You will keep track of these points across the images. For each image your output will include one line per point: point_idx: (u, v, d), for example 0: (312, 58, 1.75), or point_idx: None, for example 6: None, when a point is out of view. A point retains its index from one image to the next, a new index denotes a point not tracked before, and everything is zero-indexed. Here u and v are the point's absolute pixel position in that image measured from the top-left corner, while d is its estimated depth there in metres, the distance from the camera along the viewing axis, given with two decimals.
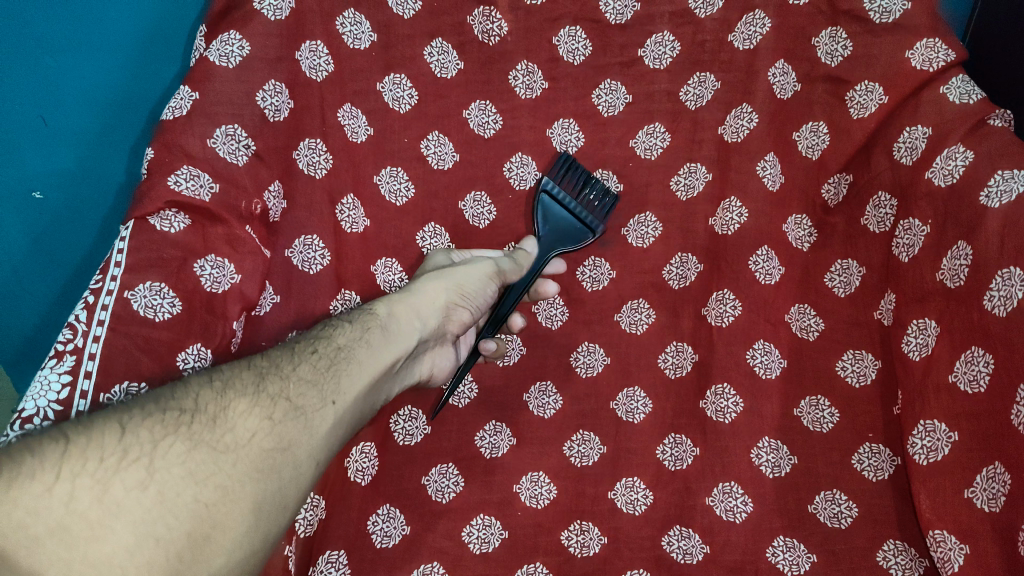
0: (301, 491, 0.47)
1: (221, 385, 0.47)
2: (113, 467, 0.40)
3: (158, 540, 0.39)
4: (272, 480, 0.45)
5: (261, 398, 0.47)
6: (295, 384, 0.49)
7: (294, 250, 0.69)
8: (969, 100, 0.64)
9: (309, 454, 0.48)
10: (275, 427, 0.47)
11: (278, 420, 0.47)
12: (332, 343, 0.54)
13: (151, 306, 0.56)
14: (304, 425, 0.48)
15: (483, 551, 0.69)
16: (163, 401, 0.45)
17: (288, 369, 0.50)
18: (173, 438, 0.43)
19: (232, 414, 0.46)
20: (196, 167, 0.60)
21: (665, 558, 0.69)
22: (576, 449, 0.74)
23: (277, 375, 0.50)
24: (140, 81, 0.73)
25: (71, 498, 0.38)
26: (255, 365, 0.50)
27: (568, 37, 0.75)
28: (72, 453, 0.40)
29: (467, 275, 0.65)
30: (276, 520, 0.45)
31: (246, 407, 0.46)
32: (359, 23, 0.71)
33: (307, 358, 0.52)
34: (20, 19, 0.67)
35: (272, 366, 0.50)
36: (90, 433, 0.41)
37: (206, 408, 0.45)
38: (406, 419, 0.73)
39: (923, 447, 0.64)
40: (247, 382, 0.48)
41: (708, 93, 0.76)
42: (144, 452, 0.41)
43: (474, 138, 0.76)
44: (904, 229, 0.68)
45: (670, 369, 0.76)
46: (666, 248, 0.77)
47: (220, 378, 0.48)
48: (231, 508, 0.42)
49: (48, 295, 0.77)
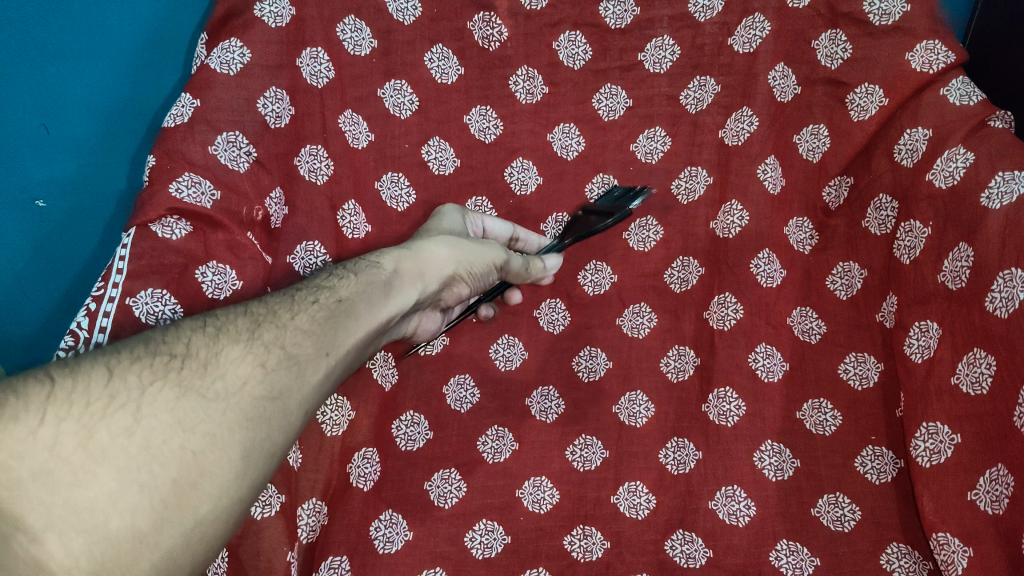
0: (292, 436, 0.47)
1: (214, 331, 0.47)
2: (99, 413, 0.40)
3: (142, 488, 0.39)
4: (261, 427, 0.44)
5: (255, 345, 0.47)
6: (292, 333, 0.49)
7: (296, 256, 0.67)
8: (969, 101, 0.65)
9: (301, 403, 0.47)
10: (267, 375, 0.46)
11: (271, 368, 0.46)
12: (336, 294, 0.53)
13: (151, 313, 0.56)
14: (298, 374, 0.47)
15: (485, 557, 0.69)
16: (153, 346, 0.45)
17: (287, 317, 0.50)
18: (162, 384, 0.43)
19: (223, 361, 0.45)
20: (198, 174, 0.60)
21: (669, 562, 0.68)
22: (577, 453, 0.74)
23: (274, 323, 0.49)
24: (142, 89, 0.74)
25: (53, 443, 0.38)
26: (252, 311, 0.49)
27: (568, 42, 0.76)
28: (58, 396, 0.40)
29: (479, 252, 0.65)
30: (267, 465, 0.45)
31: (239, 353, 0.46)
32: (358, 30, 0.71)
33: (307, 308, 0.51)
34: (13, 29, 0.68)
35: (270, 313, 0.50)
36: (77, 377, 0.41)
37: (197, 354, 0.45)
38: (408, 425, 0.74)
39: (926, 449, 0.64)
40: (242, 328, 0.48)
41: (709, 96, 0.76)
42: (131, 399, 0.41)
43: (475, 143, 0.77)
44: (904, 231, 0.68)
45: (672, 373, 0.76)
46: (667, 252, 0.78)
47: (215, 323, 0.48)
48: (219, 456, 0.42)
49: (47, 303, 0.74)
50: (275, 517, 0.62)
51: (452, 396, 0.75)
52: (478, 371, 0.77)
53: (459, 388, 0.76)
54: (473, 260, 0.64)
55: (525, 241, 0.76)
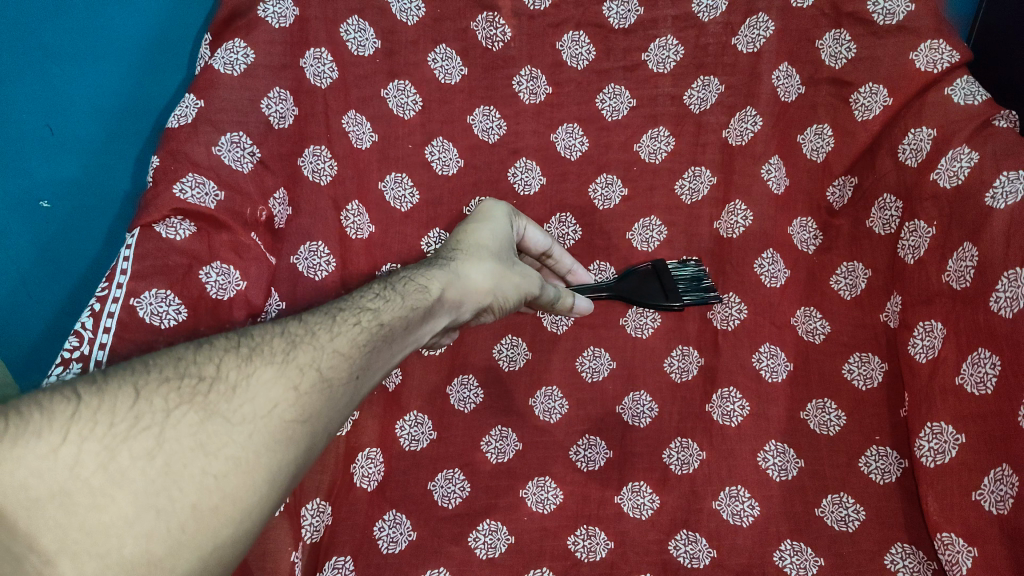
0: (313, 460, 0.46)
1: (247, 351, 0.46)
2: (122, 434, 0.39)
3: (159, 512, 0.38)
4: (287, 453, 0.43)
5: (288, 367, 0.46)
6: (327, 356, 0.48)
7: (299, 257, 0.67)
8: (973, 101, 0.64)
9: (327, 427, 0.46)
10: (299, 398, 0.45)
11: (303, 391, 0.45)
12: (376, 318, 0.52)
13: (156, 313, 0.56)
14: (329, 399, 0.46)
15: (489, 556, 0.69)
16: (183, 366, 0.44)
17: (324, 339, 0.49)
18: (188, 407, 0.42)
19: (253, 382, 0.44)
20: (201, 174, 0.60)
21: (673, 563, 0.69)
22: (581, 453, 0.74)
23: (310, 345, 0.48)
24: (146, 88, 0.73)
25: (74, 463, 0.38)
26: (288, 332, 0.49)
27: (572, 42, 0.76)
28: (82, 415, 0.39)
29: (515, 282, 0.64)
30: (287, 490, 0.44)
31: (270, 375, 0.45)
32: (362, 30, 0.71)
33: (345, 332, 0.50)
34: (14, 33, 0.68)
35: (307, 334, 0.49)
36: (104, 396, 0.41)
37: (227, 376, 0.44)
38: (412, 425, 0.74)
39: (930, 450, 0.64)
40: (277, 349, 0.47)
41: (713, 96, 0.76)
42: (155, 421, 0.40)
43: (478, 143, 0.76)
44: (909, 231, 0.68)
45: (676, 373, 0.76)
46: (670, 252, 0.78)
47: (248, 343, 0.47)
48: (243, 479, 0.41)
49: (53, 303, 0.73)
50: (281, 516, 0.63)
51: (455, 397, 0.75)
52: (482, 371, 0.76)
53: (462, 388, 0.76)
54: (508, 288, 0.63)
55: (557, 261, 0.75)
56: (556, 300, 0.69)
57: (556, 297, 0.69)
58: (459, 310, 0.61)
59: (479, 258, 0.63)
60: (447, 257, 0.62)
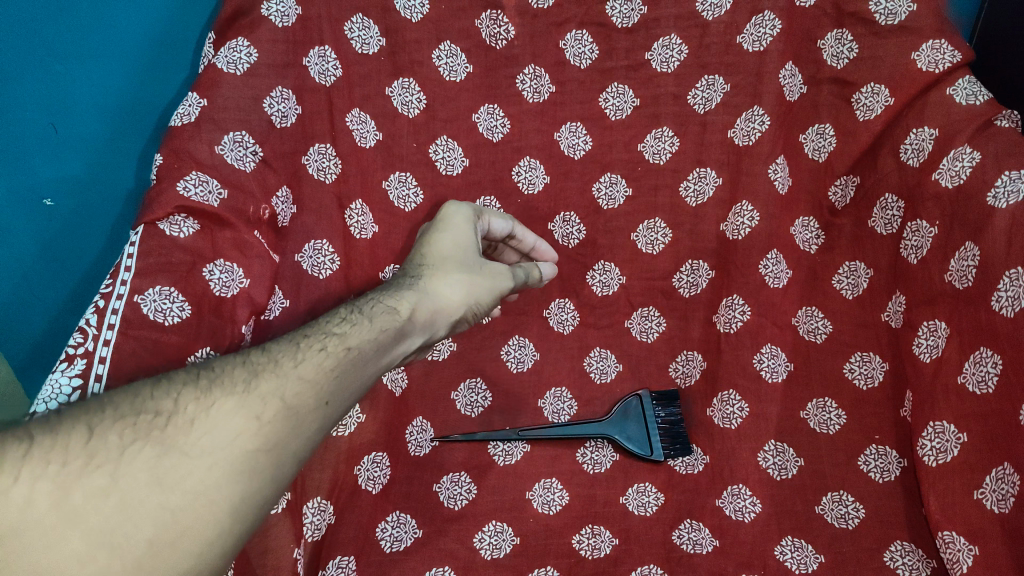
0: (283, 493, 0.43)
1: (208, 383, 0.44)
2: (76, 471, 0.37)
3: (114, 550, 0.36)
4: (249, 483, 0.40)
5: (251, 396, 0.43)
6: (293, 383, 0.45)
7: (304, 255, 0.68)
8: (975, 101, 0.64)
9: (292, 457, 0.43)
10: (262, 427, 0.42)
11: (266, 420, 0.43)
12: (343, 342, 0.50)
13: (161, 310, 0.55)
14: (294, 426, 0.44)
15: (493, 557, 0.68)
16: (140, 402, 0.42)
17: (288, 366, 0.46)
18: (143, 442, 0.39)
19: (215, 412, 0.42)
20: (205, 173, 0.59)
21: (675, 550, 0.68)
22: (588, 455, 0.75)
23: (273, 372, 0.46)
24: (150, 87, 0.73)
25: (23, 505, 0.35)
26: (250, 362, 0.46)
27: (575, 41, 0.75)
28: (31, 456, 0.37)
29: (486, 286, 0.62)
30: (252, 523, 0.41)
31: (231, 406, 0.42)
32: (367, 27, 0.70)
33: (311, 356, 0.48)
34: (12, 29, 0.66)
35: (271, 363, 0.47)
36: (54, 436, 0.38)
37: (186, 410, 0.42)
38: (418, 431, 0.75)
39: (932, 449, 0.64)
40: (239, 379, 0.45)
41: (717, 96, 0.75)
42: (109, 459, 0.38)
43: (482, 141, 0.77)
44: (911, 231, 0.68)
45: (679, 377, 0.80)
46: (676, 255, 0.79)
47: (208, 376, 0.45)
48: (202, 512, 0.38)
49: (55, 300, 0.75)
50: (282, 514, 0.62)
51: (463, 402, 0.77)
52: (492, 375, 0.79)
53: (470, 393, 0.78)
54: (479, 293, 0.62)
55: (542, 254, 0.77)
56: (526, 280, 0.70)
57: (527, 276, 0.70)
58: (434, 326, 0.59)
59: (448, 270, 0.60)
60: (415, 274, 0.60)
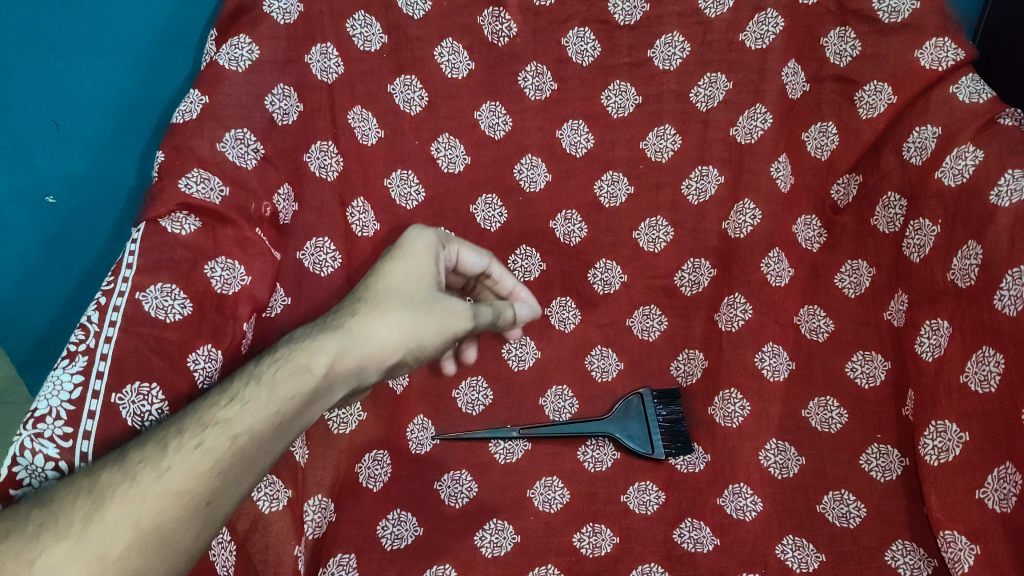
0: None
1: (42, 522, 0.38)
2: None
3: None
4: None
5: (93, 532, 0.38)
6: (150, 502, 0.40)
7: (306, 252, 0.69)
8: (978, 99, 0.64)
9: None
10: (107, 568, 0.37)
11: (111, 559, 0.37)
12: (223, 433, 0.44)
13: (161, 307, 0.54)
14: (153, 555, 0.39)
15: (494, 555, 0.67)
16: None
17: (145, 480, 0.40)
18: None
19: (46, 561, 0.36)
20: (207, 170, 0.59)
21: (676, 548, 0.68)
22: (589, 454, 0.75)
23: (125, 494, 0.40)
24: (151, 84, 0.71)
25: None
26: (99, 482, 0.40)
27: (578, 38, 0.74)
28: None
29: (433, 326, 0.55)
30: None
31: (68, 549, 0.37)
32: (369, 25, 0.69)
33: (177, 460, 0.42)
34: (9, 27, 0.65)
35: (124, 477, 0.41)
36: None
37: (11, 562, 0.36)
38: (419, 429, 0.76)
39: (934, 448, 0.64)
40: (79, 510, 0.39)
41: (720, 93, 0.74)
42: None
43: (483, 139, 0.76)
44: (914, 229, 0.68)
45: (682, 377, 0.79)
46: (678, 253, 0.79)
47: (47, 512, 0.39)
48: None
49: (65, 287, 0.79)
50: (283, 511, 0.62)
51: (463, 400, 0.77)
52: (493, 373, 0.79)
53: (471, 391, 0.78)
54: (424, 335, 0.54)
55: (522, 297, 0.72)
56: (496, 318, 0.64)
57: (499, 314, 0.64)
58: (363, 372, 0.52)
59: (386, 307, 0.53)
60: (348, 311, 0.52)
